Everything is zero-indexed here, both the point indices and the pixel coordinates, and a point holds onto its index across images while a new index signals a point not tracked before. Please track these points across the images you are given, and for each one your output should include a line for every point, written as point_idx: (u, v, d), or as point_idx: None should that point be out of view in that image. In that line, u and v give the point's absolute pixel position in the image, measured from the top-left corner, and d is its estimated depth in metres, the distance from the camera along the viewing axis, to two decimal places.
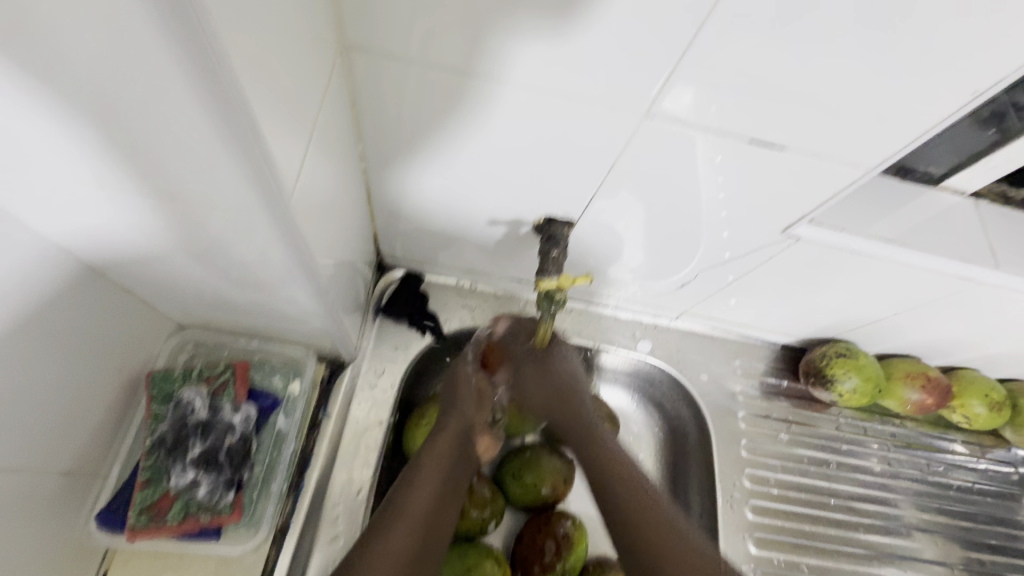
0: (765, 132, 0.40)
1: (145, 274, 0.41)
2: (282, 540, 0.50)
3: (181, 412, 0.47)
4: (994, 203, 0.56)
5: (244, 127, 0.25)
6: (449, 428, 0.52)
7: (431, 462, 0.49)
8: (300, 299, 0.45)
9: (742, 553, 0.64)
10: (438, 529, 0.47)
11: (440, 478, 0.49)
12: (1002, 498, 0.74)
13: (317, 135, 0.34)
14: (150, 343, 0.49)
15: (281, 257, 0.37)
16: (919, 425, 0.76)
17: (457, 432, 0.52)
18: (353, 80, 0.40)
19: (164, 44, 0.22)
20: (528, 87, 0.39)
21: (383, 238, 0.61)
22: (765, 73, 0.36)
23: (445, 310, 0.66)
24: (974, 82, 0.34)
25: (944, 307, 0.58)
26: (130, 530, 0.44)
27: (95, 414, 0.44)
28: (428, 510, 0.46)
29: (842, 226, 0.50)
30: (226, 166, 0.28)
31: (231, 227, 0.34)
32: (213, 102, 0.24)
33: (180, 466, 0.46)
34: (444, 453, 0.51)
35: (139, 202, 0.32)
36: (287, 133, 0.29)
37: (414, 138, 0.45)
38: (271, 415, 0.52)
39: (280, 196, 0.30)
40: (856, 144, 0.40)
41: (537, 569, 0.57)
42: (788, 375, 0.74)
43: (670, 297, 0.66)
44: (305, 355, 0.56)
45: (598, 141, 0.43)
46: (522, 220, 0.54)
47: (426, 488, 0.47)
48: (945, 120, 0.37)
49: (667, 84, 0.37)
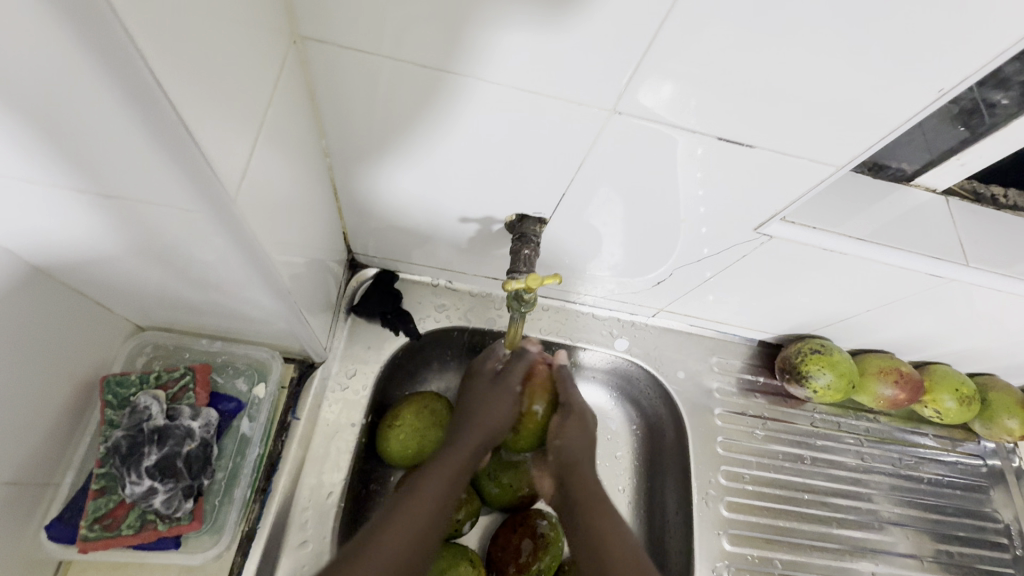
0: (735, 130, 0.40)
1: (93, 276, 0.39)
2: (248, 547, 0.48)
3: (137, 417, 0.45)
4: (963, 201, 0.56)
5: (168, 122, 0.24)
6: (471, 431, 0.53)
7: (433, 480, 0.49)
8: (261, 301, 0.43)
9: (718, 550, 0.64)
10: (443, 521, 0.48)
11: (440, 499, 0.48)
12: (971, 490, 0.76)
13: (268, 131, 0.33)
14: (106, 347, 0.47)
15: (236, 259, 0.36)
16: (892, 419, 0.77)
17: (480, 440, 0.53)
18: (310, 73, 0.39)
19: (70, 34, 0.20)
20: (491, 82, 0.38)
21: (354, 236, 0.59)
22: (731, 70, 0.35)
23: (420, 309, 0.64)
24: (940, 80, 0.34)
25: (916, 304, 0.59)
26: (82, 542, 0.43)
27: (44, 423, 0.42)
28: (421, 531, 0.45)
29: (814, 224, 0.50)
30: (161, 168, 0.27)
31: (178, 229, 0.32)
32: (133, 96, 0.23)
33: (135, 475, 0.43)
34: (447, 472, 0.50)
35: (77, 206, 0.31)
36: (226, 130, 0.27)
37: (378, 134, 0.44)
38: (234, 419, 0.51)
39: (223, 196, 0.28)
40: (824, 143, 0.39)
41: (512, 569, 0.56)
42: (765, 371, 0.74)
43: (647, 295, 0.66)
44: (271, 358, 0.54)
45: (567, 138, 0.42)
46: (494, 218, 0.53)
47: (441, 480, 0.49)
48: (911, 119, 0.37)
49: (632, 82, 0.37)
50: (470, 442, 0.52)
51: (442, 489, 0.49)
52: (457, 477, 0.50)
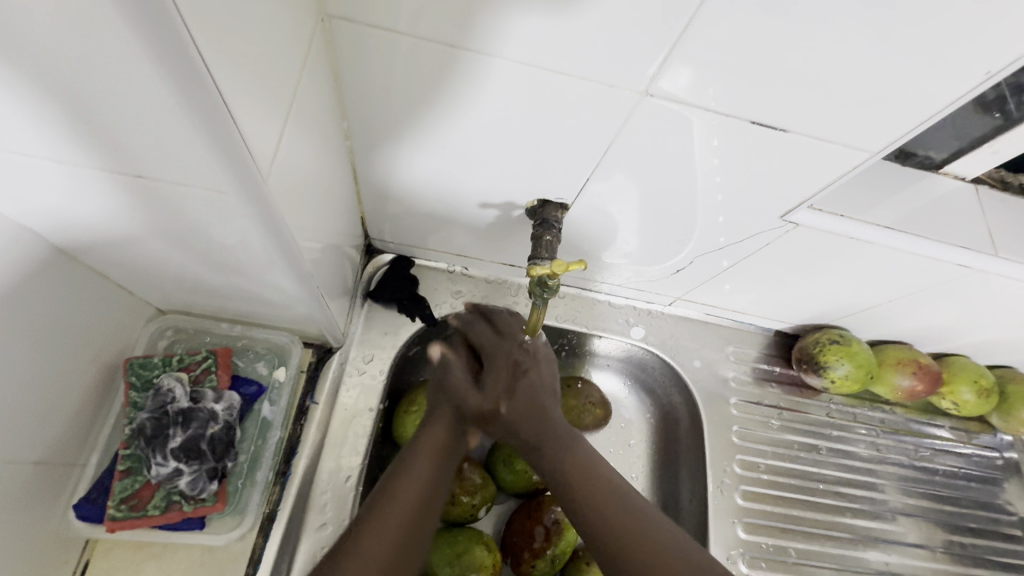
0: (768, 114, 0.39)
1: (119, 259, 0.39)
2: (269, 528, 0.49)
3: (161, 399, 0.45)
4: (993, 190, 0.55)
5: (206, 98, 0.23)
6: (443, 412, 0.51)
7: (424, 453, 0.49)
8: (282, 285, 0.43)
9: (732, 538, 0.64)
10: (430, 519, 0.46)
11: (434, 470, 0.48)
12: (986, 482, 0.75)
13: (296, 112, 0.32)
14: (128, 329, 0.47)
15: (262, 242, 0.35)
16: (908, 411, 0.76)
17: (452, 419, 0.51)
18: (335, 53, 0.38)
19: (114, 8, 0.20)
20: (520, 63, 0.37)
21: (372, 221, 0.59)
22: (767, 51, 0.34)
23: (436, 295, 0.64)
24: (986, 63, 0.33)
25: (938, 295, 0.58)
26: (110, 521, 0.43)
27: (71, 404, 0.43)
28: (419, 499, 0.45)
29: (841, 212, 0.50)
30: (195, 147, 0.26)
31: (207, 211, 0.32)
32: (174, 72, 0.22)
33: (161, 456, 0.44)
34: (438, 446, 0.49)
35: (106, 185, 0.30)
36: (259, 108, 0.27)
37: (401, 116, 0.43)
38: (255, 403, 0.52)
39: (255, 176, 0.28)
40: (858, 128, 0.39)
41: (527, 554, 0.57)
42: (781, 361, 0.74)
43: (664, 283, 0.65)
44: (290, 342, 0.54)
45: (593, 122, 0.42)
46: (514, 203, 0.52)
47: (420, 477, 0.47)
48: (952, 104, 0.36)
49: (665, 65, 0.36)
50: (443, 428, 0.50)
51: (421, 485, 0.46)
52: (437, 469, 0.48)
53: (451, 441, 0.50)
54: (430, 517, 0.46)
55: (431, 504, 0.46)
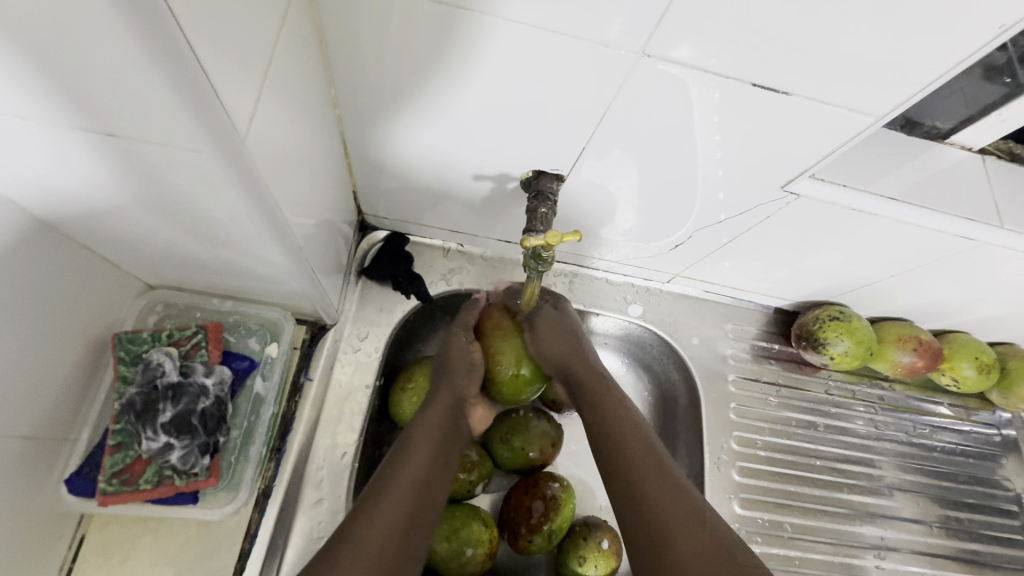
0: (770, 77, 0.37)
1: (102, 230, 0.38)
2: (264, 503, 0.49)
3: (150, 374, 0.45)
4: (1001, 160, 0.54)
5: (174, 51, 0.22)
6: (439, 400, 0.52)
7: (421, 435, 0.49)
8: (272, 259, 0.42)
9: (728, 513, 0.65)
10: (432, 498, 0.47)
11: (431, 451, 0.48)
12: (984, 458, 0.75)
13: (276, 74, 0.31)
14: (117, 304, 0.47)
15: (247, 212, 0.34)
16: (907, 388, 0.76)
17: (450, 403, 0.52)
18: (319, 14, 0.36)
19: None
20: (512, 21, 0.35)
21: (365, 197, 0.58)
22: (769, 9, 0.33)
23: (431, 272, 0.63)
24: (1000, 17, 0.31)
25: (940, 270, 0.57)
26: (102, 495, 0.43)
27: (60, 379, 0.42)
28: (419, 482, 0.46)
29: (844, 182, 0.48)
30: (169, 106, 0.25)
31: (188, 177, 0.31)
32: (136, 20, 0.21)
33: (152, 431, 0.44)
34: (433, 427, 0.50)
35: (82, 150, 0.29)
36: (233, 65, 0.25)
37: (391, 83, 0.42)
38: (247, 378, 0.51)
39: (233, 139, 0.27)
40: (864, 90, 0.37)
41: (523, 529, 0.56)
42: (779, 339, 0.73)
43: (663, 259, 0.64)
44: (283, 318, 0.53)
45: (589, 87, 0.40)
46: (509, 175, 0.51)
47: (419, 459, 0.47)
48: (964, 61, 0.34)
49: (665, 22, 0.34)
50: (439, 412, 0.51)
51: (424, 465, 0.47)
52: (436, 449, 0.49)
53: (448, 424, 0.51)
54: (437, 494, 0.47)
55: (433, 486, 0.47)
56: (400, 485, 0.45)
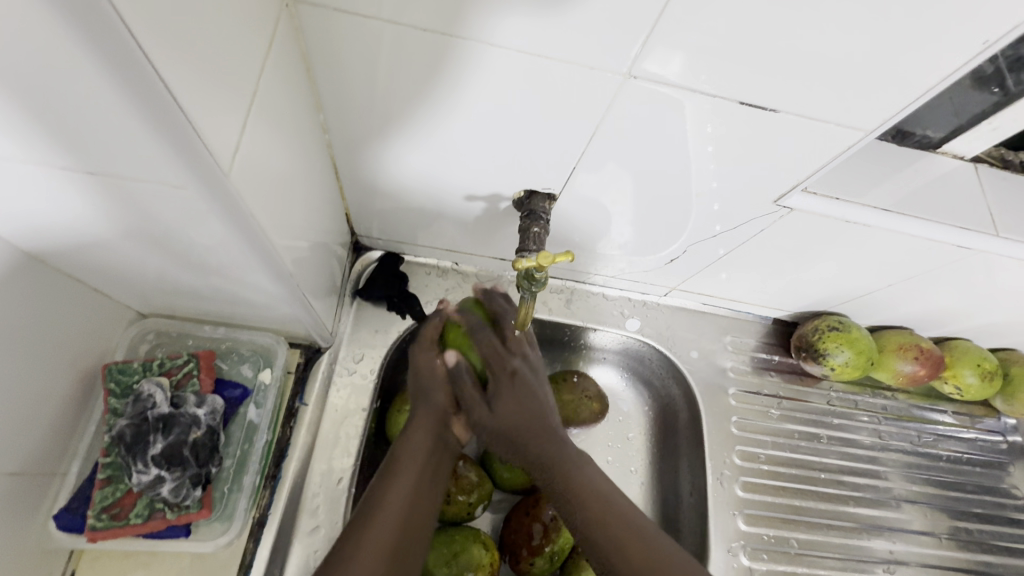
0: (757, 95, 0.37)
1: (90, 263, 0.38)
2: (260, 533, 0.48)
3: (141, 406, 0.45)
4: (993, 167, 0.54)
5: (151, 90, 0.22)
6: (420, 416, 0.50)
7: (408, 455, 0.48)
8: (263, 285, 0.42)
9: (733, 530, 0.63)
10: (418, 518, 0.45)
11: (416, 471, 0.47)
12: (991, 467, 0.74)
13: (260, 103, 0.31)
14: (108, 334, 0.46)
15: (235, 243, 0.34)
16: (910, 396, 0.75)
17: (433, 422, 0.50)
18: (304, 41, 0.36)
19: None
20: (498, 47, 0.36)
21: (358, 218, 0.58)
22: (752, 29, 0.33)
23: (425, 292, 0.63)
24: (983, 32, 0.32)
25: (939, 278, 0.57)
26: (91, 531, 0.43)
27: (49, 413, 0.42)
28: (407, 503, 0.45)
29: (836, 195, 0.48)
30: (150, 144, 0.25)
31: (174, 210, 0.31)
32: (108, 61, 0.21)
33: (142, 464, 0.43)
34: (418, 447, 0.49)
35: (66, 186, 0.29)
36: (216, 98, 0.25)
37: (379, 107, 0.42)
38: (240, 406, 0.50)
39: (217, 172, 0.27)
40: (854, 104, 0.37)
41: (525, 552, 0.56)
42: (779, 350, 0.72)
43: (660, 273, 0.64)
44: (276, 343, 0.53)
45: (578, 107, 0.40)
46: (500, 196, 0.51)
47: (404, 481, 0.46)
48: (950, 76, 0.34)
49: (651, 43, 0.34)
50: (421, 436, 0.49)
51: (410, 489, 0.46)
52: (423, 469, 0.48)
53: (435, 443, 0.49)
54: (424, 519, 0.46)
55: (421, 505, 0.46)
56: (387, 513, 0.44)
